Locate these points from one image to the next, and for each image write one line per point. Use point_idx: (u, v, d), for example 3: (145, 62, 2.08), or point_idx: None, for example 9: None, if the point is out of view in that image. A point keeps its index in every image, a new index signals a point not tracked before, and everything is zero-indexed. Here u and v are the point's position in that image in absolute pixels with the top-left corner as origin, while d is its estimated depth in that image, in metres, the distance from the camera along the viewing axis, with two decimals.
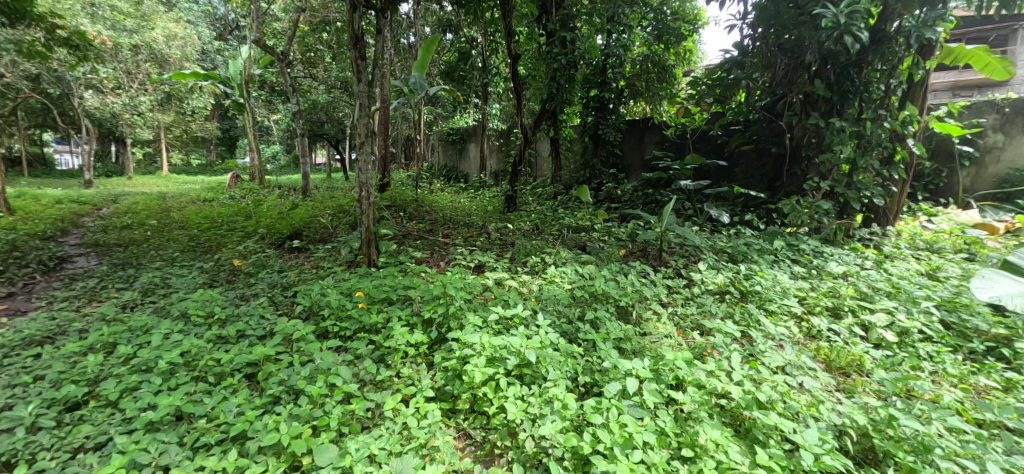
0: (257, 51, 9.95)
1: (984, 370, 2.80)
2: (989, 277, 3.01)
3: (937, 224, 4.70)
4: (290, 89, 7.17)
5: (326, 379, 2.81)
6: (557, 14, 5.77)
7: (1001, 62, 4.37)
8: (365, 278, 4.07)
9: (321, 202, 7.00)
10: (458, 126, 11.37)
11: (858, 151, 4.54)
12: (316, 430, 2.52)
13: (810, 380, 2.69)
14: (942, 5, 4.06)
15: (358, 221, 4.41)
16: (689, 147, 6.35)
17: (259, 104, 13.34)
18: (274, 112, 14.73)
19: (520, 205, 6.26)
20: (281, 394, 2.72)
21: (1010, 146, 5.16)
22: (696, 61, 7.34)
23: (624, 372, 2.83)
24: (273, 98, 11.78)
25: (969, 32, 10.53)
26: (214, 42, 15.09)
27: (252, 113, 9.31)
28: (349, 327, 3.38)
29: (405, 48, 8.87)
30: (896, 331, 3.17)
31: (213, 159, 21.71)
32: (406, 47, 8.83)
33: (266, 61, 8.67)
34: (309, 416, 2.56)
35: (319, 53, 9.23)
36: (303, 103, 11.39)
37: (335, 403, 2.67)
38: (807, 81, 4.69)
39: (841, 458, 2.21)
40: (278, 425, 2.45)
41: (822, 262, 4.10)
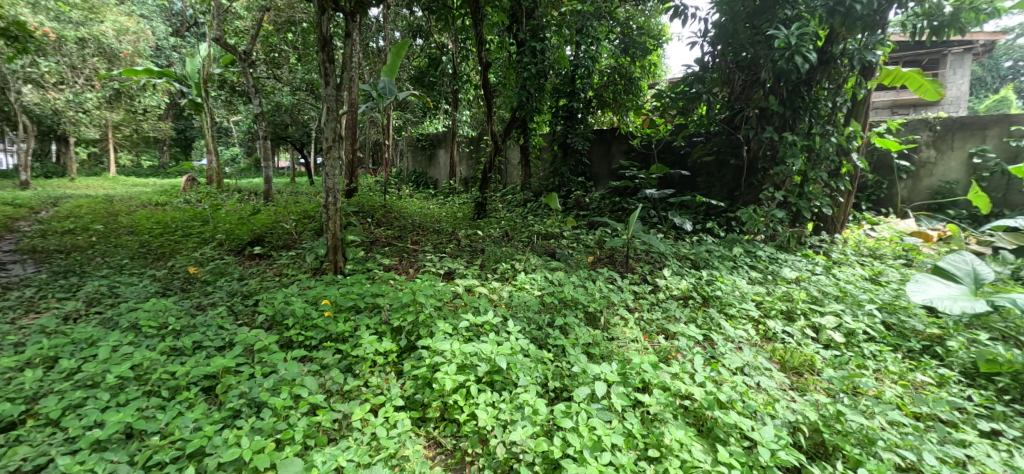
0: (216, 49, 9.57)
1: (921, 367, 3.03)
2: (922, 282, 3.25)
3: (879, 232, 5.06)
4: (252, 90, 6.85)
5: (291, 390, 2.76)
6: (528, 24, 5.79)
7: (933, 84, 4.74)
8: (332, 286, 3.98)
9: (285, 207, 6.78)
10: (428, 132, 11.16)
11: (809, 164, 4.80)
12: (280, 443, 2.47)
13: (766, 380, 2.85)
14: (880, 30, 4.41)
15: (324, 227, 4.29)
16: (654, 157, 6.54)
17: (218, 105, 12.81)
18: (234, 113, 14.17)
19: (489, 212, 6.27)
20: (241, 407, 2.65)
21: (941, 162, 5.59)
22: (660, 75, 7.62)
23: (593, 377, 2.92)
24: (234, 99, 11.33)
25: (906, 55, 11.40)
26: (169, 38, 14.23)
27: (211, 115, 9.03)
28: (315, 337, 3.32)
29: (374, 51, 8.69)
30: (843, 332, 3.39)
31: (167, 162, 20.71)
32: (375, 51, 8.64)
33: (228, 59, 8.32)
34: (273, 430, 2.50)
35: (282, 54, 8.87)
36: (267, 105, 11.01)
37: (300, 415, 2.63)
38: (762, 96, 4.93)
39: (794, 453, 2.35)
40: (239, 440, 2.38)
41: (776, 268, 4.32)
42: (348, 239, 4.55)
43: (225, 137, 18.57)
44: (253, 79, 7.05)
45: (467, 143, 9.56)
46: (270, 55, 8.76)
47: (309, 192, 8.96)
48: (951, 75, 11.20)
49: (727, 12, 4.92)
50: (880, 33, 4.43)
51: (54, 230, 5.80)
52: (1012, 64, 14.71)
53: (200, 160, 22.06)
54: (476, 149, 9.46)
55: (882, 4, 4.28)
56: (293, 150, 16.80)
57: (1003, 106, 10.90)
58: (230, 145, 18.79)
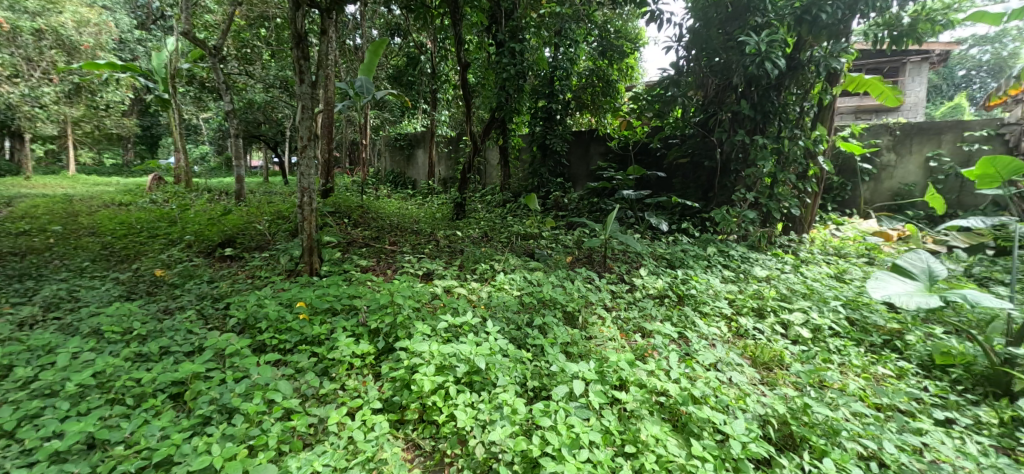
0: (185, 44, 9.25)
1: (882, 360, 3.18)
2: (882, 279, 3.32)
3: (844, 232, 5.27)
4: (222, 87, 6.62)
5: (264, 395, 2.71)
6: (507, 25, 5.79)
7: (893, 91, 4.97)
8: (307, 287, 3.89)
9: (257, 207, 6.60)
10: (406, 132, 10.89)
11: (778, 166, 4.96)
12: (253, 450, 2.42)
13: (738, 375, 2.94)
14: (844, 39, 4.61)
15: (299, 228, 4.21)
16: (631, 158, 6.65)
17: (186, 101, 12.37)
18: (204, 110, 13.71)
19: (469, 212, 6.26)
20: (212, 414, 2.58)
21: (901, 165, 5.88)
22: (637, 78, 7.74)
23: (571, 375, 2.95)
24: (203, 96, 10.96)
25: (868, 64, 11.90)
26: (134, 31, 13.66)
27: (179, 112, 8.72)
28: (290, 340, 3.26)
29: (351, 49, 8.51)
30: (810, 328, 3.53)
31: (131, 160, 19.87)
32: (351, 49, 8.49)
33: (197, 54, 8.04)
34: (245, 436, 2.45)
35: (254, 50, 8.64)
36: (238, 102, 10.69)
37: (274, 420, 2.59)
38: (734, 100, 5.07)
39: (764, 445, 2.45)
40: (210, 447, 2.32)
41: (748, 266, 4.46)
42: (324, 240, 4.46)
43: (194, 135, 17.94)
44: (224, 76, 6.82)
45: (446, 143, 9.47)
46: (241, 51, 8.50)
47: (283, 192, 8.75)
48: (910, 82, 11.81)
49: (700, 18, 5.05)
50: (844, 41, 4.64)
51: (7, 231, 5.49)
52: (966, 72, 15.52)
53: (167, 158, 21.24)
54: (455, 149, 9.40)
55: (846, 14, 4.47)
56: (265, 149, 16.35)
57: (958, 113, 11.50)
58: (198, 143, 18.16)
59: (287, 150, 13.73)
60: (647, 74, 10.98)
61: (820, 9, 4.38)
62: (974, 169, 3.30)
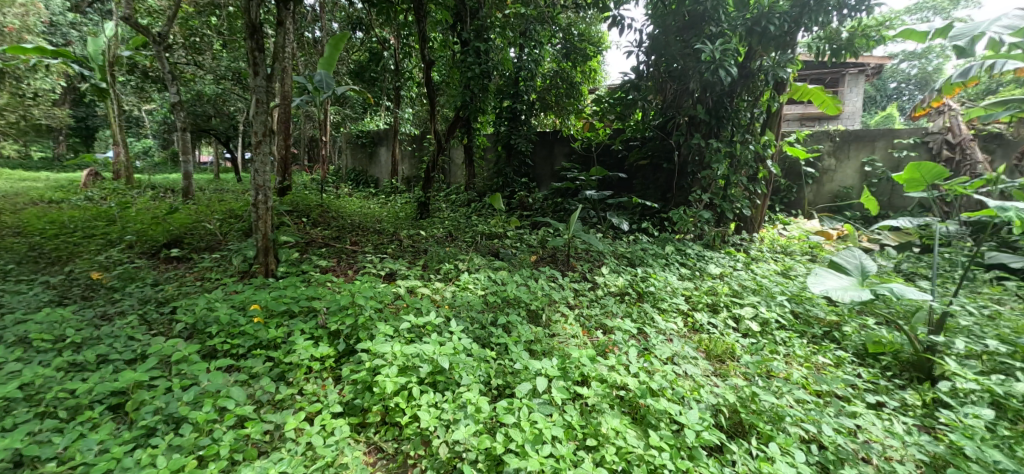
0: (124, 29, 8.64)
1: (822, 350, 3.41)
2: (821, 275, 3.50)
3: (790, 232, 5.60)
4: (168, 77, 6.21)
5: (216, 403, 2.60)
6: (472, 24, 5.75)
7: (833, 100, 5.32)
8: (262, 289, 3.72)
9: (207, 205, 6.25)
10: (368, 129, 10.71)
11: (731, 169, 5.22)
12: (203, 460, 2.32)
13: (692, 368, 3.08)
14: (790, 51, 4.90)
15: (254, 227, 4.03)
16: (594, 159, 6.79)
17: (126, 91, 11.54)
18: (146, 101, 12.83)
19: (433, 212, 6.19)
20: (156, 425, 2.46)
21: (840, 169, 6.31)
22: (599, 80, 7.86)
23: (534, 372, 2.99)
24: (145, 86, 10.26)
25: (812, 74, 12.67)
26: (66, 14, 12.56)
27: (118, 103, 8.13)
28: (243, 345, 3.12)
29: (309, 43, 8.21)
30: (759, 321, 3.74)
31: (61, 152, 18.32)
32: (310, 42, 8.17)
33: (139, 41, 7.52)
34: (194, 446, 2.35)
35: (204, 39, 8.15)
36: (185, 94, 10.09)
37: (226, 428, 2.49)
38: (691, 105, 5.27)
39: (716, 433, 2.58)
40: (155, 460, 2.21)
41: (703, 264, 4.66)
42: (281, 239, 4.29)
43: (134, 127, 16.71)
44: (170, 65, 6.40)
45: (410, 141, 9.29)
46: (189, 39, 8.02)
47: (235, 190, 8.35)
48: (848, 93, 12.68)
49: (659, 25, 5.20)
50: (790, 53, 4.93)
51: None
52: (897, 85, 16.76)
53: (104, 152, 19.73)
54: (419, 148, 9.27)
55: (792, 26, 4.76)
56: (214, 142, 15.47)
57: (890, 122, 12.43)
58: (139, 135, 16.95)
59: (239, 145, 13.08)
60: (607, 77, 11.20)
61: (769, 22, 4.65)
62: (901, 174, 3.58)
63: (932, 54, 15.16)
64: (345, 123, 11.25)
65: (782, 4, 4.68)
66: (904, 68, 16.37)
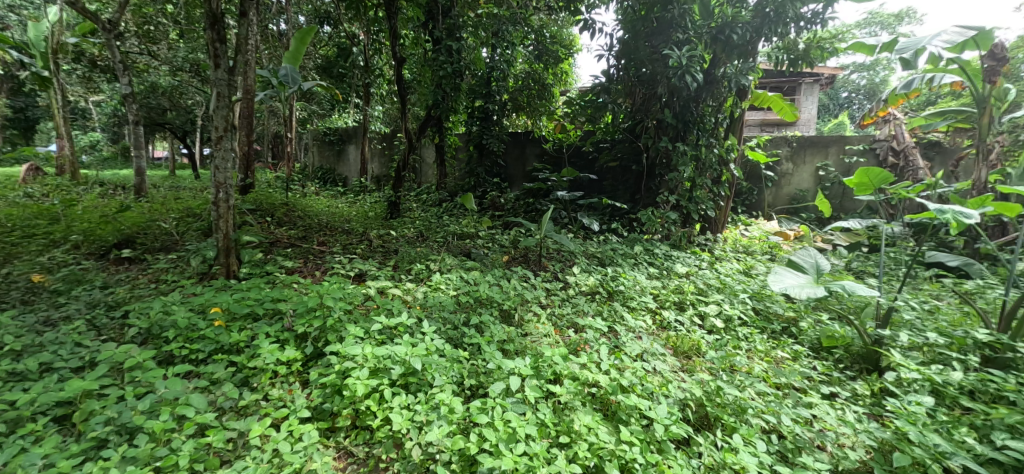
0: (69, 15, 8.10)
1: (781, 345, 3.59)
2: (779, 273, 3.68)
3: (751, 232, 5.85)
4: (119, 67, 5.86)
5: (174, 411, 2.47)
6: (444, 22, 5.73)
7: (790, 107, 5.57)
8: (223, 292, 3.56)
9: (162, 202, 5.93)
10: (337, 126, 10.43)
11: (696, 171, 5.40)
12: (161, 472, 2.21)
13: (661, 364, 3.17)
14: (752, 59, 5.09)
15: (213, 227, 3.86)
16: (565, 160, 6.86)
17: (71, 81, 10.81)
18: (94, 93, 12.07)
19: (403, 212, 6.09)
20: (108, 436, 2.32)
21: (797, 173, 6.64)
22: (571, 82, 7.95)
23: (507, 372, 3.00)
24: (91, 76, 9.65)
25: (772, 82, 13.31)
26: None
27: (62, 93, 7.61)
28: (203, 350, 2.98)
29: (274, 35, 7.89)
30: (724, 318, 3.89)
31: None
32: (275, 34, 7.88)
33: (87, 28, 7.06)
34: (150, 457, 2.23)
35: (159, 27, 7.72)
36: (137, 86, 9.55)
37: (185, 438, 2.38)
38: (659, 109, 5.41)
39: (683, 426, 2.67)
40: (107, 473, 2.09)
41: (670, 263, 4.80)
42: (244, 239, 4.11)
43: (81, 119, 15.68)
44: (121, 54, 6.03)
45: (380, 139, 9.07)
46: (142, 28, 7.59)
47: (192, 187, 7.95)
48: (804, 101, 13.43)
49: (629, 30, 5.34)
50: (752, 61, 5.12)
51: None
52: (848, 95, 17.75)
53: (46, 146, 18.42)
54: (389, 146, 9.10)
55: (754, 36, 4.96)
56: (168, 136, 14.71)
57: (841, 129, 13.15)
58: (86, 127, 15.87)
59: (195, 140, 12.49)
60: (579, 79, 11.38)
61: (732, 30, 4.84)
62: (851, 178, 3.81)
63: (879, 67, 16.13)
64: (311, 119, 10.92)
65: (745, 14, 4.88)
66: (854, 79, 17.36)
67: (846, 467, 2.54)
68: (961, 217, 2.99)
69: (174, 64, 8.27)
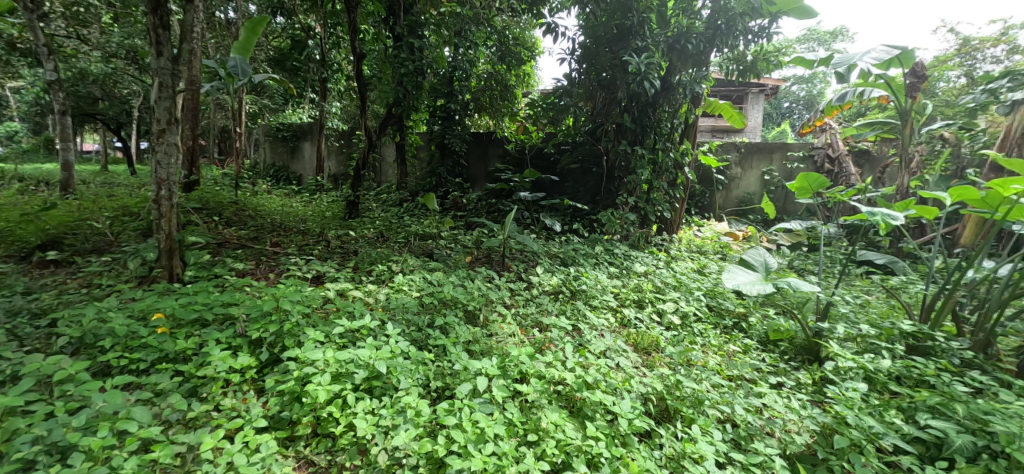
0: None
1: (733, 339, 3.79)
2: (733, 271, 3.90)
3: (704, 232, 6.15)
4: (42, 50, 5.31)
5: (114, 426, 2.28)
6: (405, 19, 5.65)
7: (739, 115, 5.91)
8: (167, 296, 3.32)
9: (94, 200, 5.44)
10: (291, 121, 9.83)
11: (654, 174, 5.61)
12: None
13: (624, 360, 3.27)
14: (705, 68, 5.36)
15: (155, 227, 3.59)
16: (527, 162, 6.92)
17: None
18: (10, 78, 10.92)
19: (362, 212, 5.92)
20: (36, 456, 2.10)
21: (744, 177, 7.04)
22: (533, 85, 8.02)
23: (474, 373, 2.99)
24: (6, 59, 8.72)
25: (722, 90, 14.05)
26: None
27: None
28: (146, 359, 2.77)
29: (221, 24, 7.45)
30: (680, 315, 4.07)
31: None
32: (223, 23, 7.43)
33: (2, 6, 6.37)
34: None
35: (90, 9, 7.10)
36: (63, 72, 8.74)
37: (127, 455, 2.20)
38: (618, 113, 5.57)
39: (646, 420, 2.77)
40: None
41: (630, 263, 4.96)
42: (190, 240, 3.85)
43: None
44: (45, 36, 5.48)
45: (337, 137, 8.74)
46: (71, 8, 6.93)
47: (125, 183, 7.36)
48: (751, 109, 14.24)
49: (591, 35, 5.47)
50: (705, 70, 5.39)
51: None
52: (789, 105, 19.06)
53: None
54: (346, 143, 8.80)
55: (706, 46, 5.23)
56: (98, 128, 13.54)
57: (783, 137, 14.06)
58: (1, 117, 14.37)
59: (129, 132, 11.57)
60: (541, 82, 11.50)
61: (687, 41, 5.08)
62: (794, 183, 4.09)
63: (817, 79, 17.45)
64: (263, 114, 10.41)
65: (698, 25, 5.13)
66: (795, 90, 18.70)
67: (793, 451, 2.72)
68: (888, 218, 3.28)
69: (107, 50, 7.65)
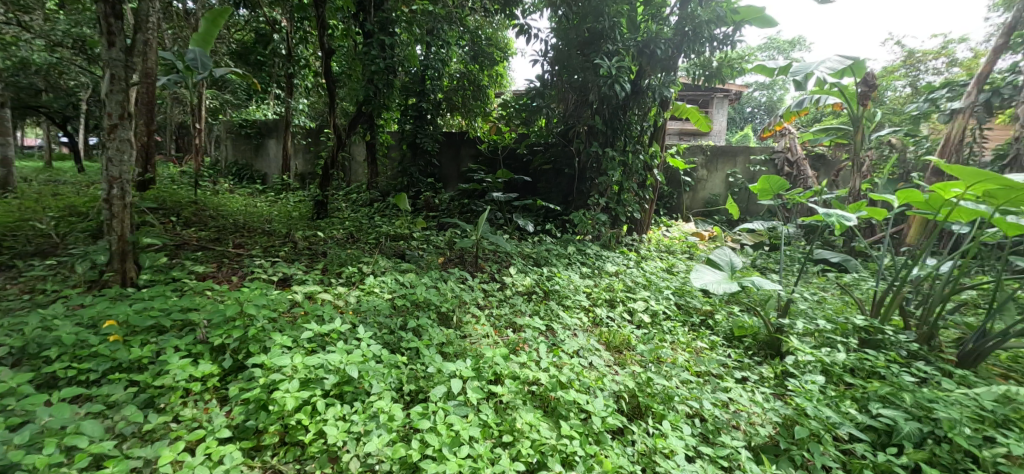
0: None
1: (701, 336, 3.92)
2: (700, 270, 4.02)
3: (672, 233, 6.31)
4: None
5: (61, 442, 2.13)
6: (376, 15, 5.54)
7: (705, 119, 6.09)
8: (121, 302, 3.12)
9: (38, 198, 5.08)
10: (255, 118, 9.43)
11: (624, 176, 5.72)
12: None
13: (596, 359, 3.32)
14: (673, 73, 5.52)
15: (106, 228, 3.39)
16: (499, 162, 6.93)
17: None
18: None
19: (331, 212, 5.77)
20: None
21: (710, 179, 7.31)
22: (506, 85, 8.03)
23: (448, 375, 2.96)
24: None
25: (688, 95, 14.48)
26: None
27: None
28: (97, 369, 2.59)
29: (179, 14, 7.10)
30: (650, 313, 4.17)
31: None
32: (181, 13, 7.08)
33: None
34: None
35: None
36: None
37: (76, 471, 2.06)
38: (590, 115, 5.66)
39: (619, 417, 2.82)
40: None
41: (601, 263, 5.04)
42: (146, 242, 3.64)
43: None
44: None
45: (304, 135, 8.48)
46: None
47: (72, 181, 6.92)
48: (716, 113, 14.80)
49: (563, 38, 5.54)
50: (673, 75, 5.55)
51: None
52: (752, 110, 19.85)
53: None
54: (315, 141, 8.55)
55: (674, 52, 5.38)
56: (41, 121, 12.66)
57: (745, 141, 14.62)
58: None
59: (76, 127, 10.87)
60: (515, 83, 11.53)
61: (656, 46, 5.22)
62: (756, 184, 4.26)
63: (776, 86, 18.26)
64: (226, 110, 10.02)
65: (667, 30, 5.28)
66: (756, 96, 19.48)
67: (757, 442, 2.83)
68: (843, 219, 3.47)
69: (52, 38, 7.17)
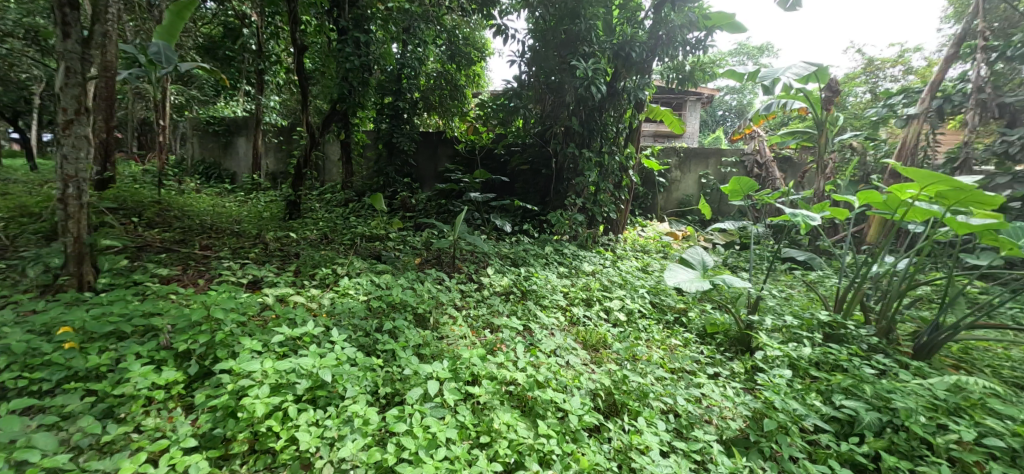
0: None
1: (674, 333, 4.00)
2: (674, 269, 4.11)
3: (647, 232, 6.42)
4: None
5: (11, 456, 2.01)
6: (351, 12, 5.43)
7: (677, 121, 6.21)
8: (77, 306, 2.96)
9: None
10: (224, 115, 9.08)
11: (600, 176, 5.79)
12: None
13: (574, 358, 3.35)
14: (647, 76, 5.62)
15: (60, 230, 3.21)
16: (476, 162, 6.91)
17: None
18: None
19: (304, 212, 5.62)
20: None
21: (683, 180, 7.48)
22: (484, 86, 8.00)
23: (425, 377, 2.93)
24: None
25: (662, 98, 14.79)
26: None
27: None
28: (51, 378, 2.45)
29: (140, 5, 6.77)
30: (626, 312, 4.24)
31: None
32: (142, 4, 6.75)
33: None
34: None
35: None
36: None
37: None
38: (566, 116, 5.70)
39: (595, 415, 2.85)
40: None
41: (578, 262, 5.09)
42: (104, 244, 3.46)
43: None
44: None
45: (275, 133, 8.23)
46: None
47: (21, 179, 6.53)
48: (690, 116, 15.13)
49: (540, 39, 5.56)
50: (648, 77, 5.65)
51: None
52: (722, 113, 20.44)
53: None
54: (286, 140, 8.31)
55: (649, 55, 5.48)
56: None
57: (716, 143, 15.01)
58: None
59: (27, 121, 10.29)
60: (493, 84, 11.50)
61: (631, 49, 5.30)
62: (727, 186, 4.38)
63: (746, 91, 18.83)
64: (192, 106, 9.66)
65: (642, 34, 5.37)
66: (727, 100, 20.04)
67: (728, 436, 2.92)
68: (808, 219, 3.61)
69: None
